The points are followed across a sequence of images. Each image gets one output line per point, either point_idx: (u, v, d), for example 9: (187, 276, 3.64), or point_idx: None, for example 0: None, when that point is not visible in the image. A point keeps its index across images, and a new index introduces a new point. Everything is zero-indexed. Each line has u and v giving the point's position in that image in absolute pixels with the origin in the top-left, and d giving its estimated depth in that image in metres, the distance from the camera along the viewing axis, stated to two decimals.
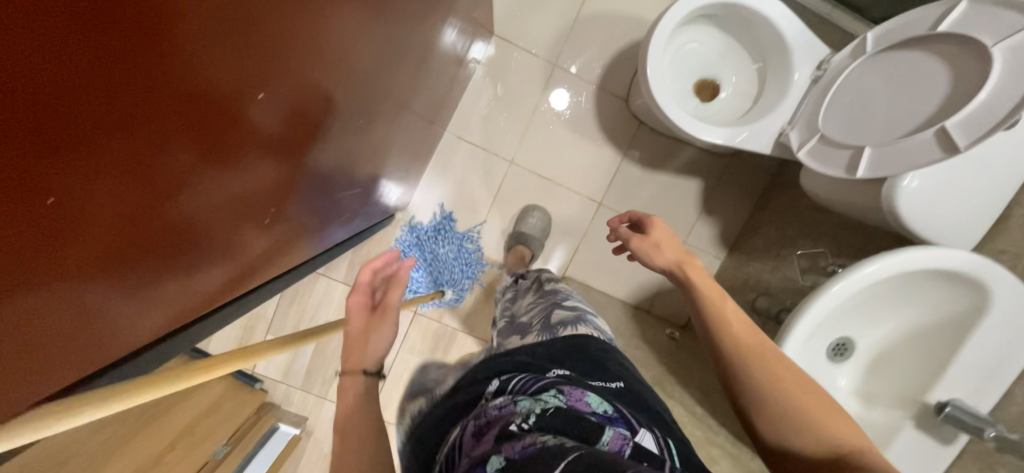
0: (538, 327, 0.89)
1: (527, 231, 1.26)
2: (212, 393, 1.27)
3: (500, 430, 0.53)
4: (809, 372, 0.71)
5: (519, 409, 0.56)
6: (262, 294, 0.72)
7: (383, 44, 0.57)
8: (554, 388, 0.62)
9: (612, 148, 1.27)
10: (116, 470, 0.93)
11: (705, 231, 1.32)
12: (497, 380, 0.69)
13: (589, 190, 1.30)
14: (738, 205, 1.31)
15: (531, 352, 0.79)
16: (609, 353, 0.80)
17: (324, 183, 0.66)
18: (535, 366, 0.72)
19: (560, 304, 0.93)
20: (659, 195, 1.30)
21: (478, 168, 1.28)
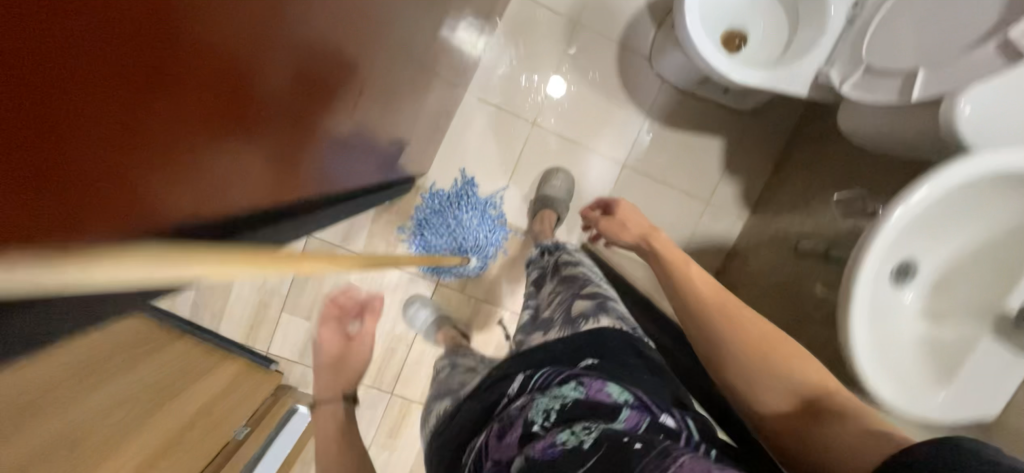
0: (560, 321, 0.81)
1: (552, 194, 1.22)
2: (225, 374, 1.20)
3: (521, 430, 0.54)
4: (879, 299, 0.69)
5: (536, 406, 0.56)
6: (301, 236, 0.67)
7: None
8: (575, 379, 0.59)
9: (634, 109, 1.26)
10: (133, 451, 0.86)
11: (727, 191, 1.32)
12: (521, 374, 0.67)
13: (613, 151, 1.28)
14: (760, 164, 1.31)
15: (550, 350, 0.72)
16: (635, 347, 0.72)
17: (347, 144, 0.61)
18: (565, 359, 0.69)
19: (581, 292, 0.84)
20: (682, 155, 1.29)
21: (500, 130, 1.24)
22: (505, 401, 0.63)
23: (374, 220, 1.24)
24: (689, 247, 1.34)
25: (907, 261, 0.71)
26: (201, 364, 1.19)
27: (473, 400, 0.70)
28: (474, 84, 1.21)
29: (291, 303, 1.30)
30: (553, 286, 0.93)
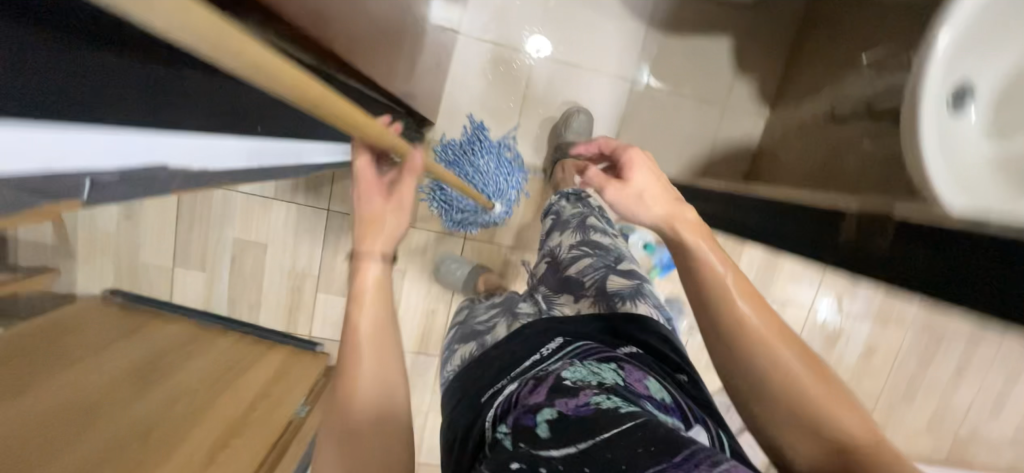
0: (593, 293, 0.81)
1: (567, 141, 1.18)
2: (275, 361, 1.20)
3: (555, 382, 0.57)
4: (943, 121, 0.65)
5: (572, 371, 0.60)
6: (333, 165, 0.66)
7: None
8: (615, 362, 0.65)
9: (634, 21, 1.21)
10: (189, 450, 0.87)
11: (744, 90, 1.27)
12: (558, 338, 0.71)
13: (619, 69, 1.23)
14: (774, 55, 1.25)
15: (591, 328, 0.75)
16: (667, 338, 0.75)
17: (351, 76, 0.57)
18: (602, 336, 0.73)
19: (615, 269, 0.86)
20: (691, 60, 1.24)
21: (500, 68, 1.21)
22: (536, 359, 0.67)
23: None
24: (714, 155, 1.29)
25: (962, 83, 0.67)
26: (249, 354, 1.19)
27: (502, 354, 0.71)
28: (466, 24, 1.17)
29: (324, 282, 1.28)
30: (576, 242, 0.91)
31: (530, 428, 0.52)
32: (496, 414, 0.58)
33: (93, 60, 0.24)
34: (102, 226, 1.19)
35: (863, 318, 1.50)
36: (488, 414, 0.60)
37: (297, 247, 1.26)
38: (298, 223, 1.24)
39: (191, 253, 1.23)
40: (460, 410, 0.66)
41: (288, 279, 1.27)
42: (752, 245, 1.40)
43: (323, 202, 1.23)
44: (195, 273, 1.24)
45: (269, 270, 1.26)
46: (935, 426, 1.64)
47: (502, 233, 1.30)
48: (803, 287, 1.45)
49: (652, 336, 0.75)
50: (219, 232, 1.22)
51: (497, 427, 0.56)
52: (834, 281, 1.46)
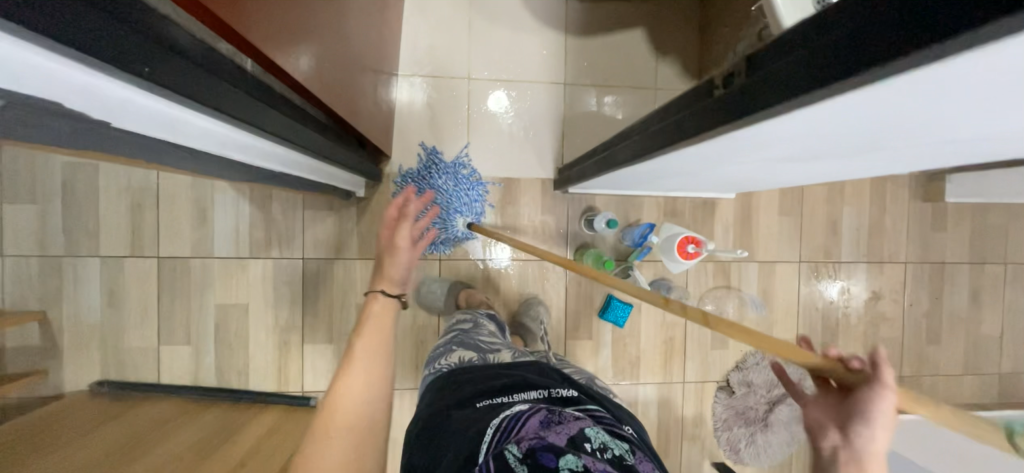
0: (583, 378, 1.01)
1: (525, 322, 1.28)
2: (268, 420, 1.18)
3: (576, 438, 0.71)
4: None
5: (593, 431, 0.74)
6: (271, 161, 0.75)
7: None
8: (628, 444, 0.77)
9: (552, 32, 1.33)
10: None
11: (668, 70, 1.37)
12: (572, 389, 0.88)
13: (549, 76, 1.34)
14: (685, 35, 1.36)
15: (588, 389, 0.94)
16: (644, 437, 0.90)
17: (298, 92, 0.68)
18: (609, 408, 0.88)
19: (597, 379, 1.05)
20: (612, 55, 1.35)
21: (442, 97, 1.31)
22: (551, 398, 0.84)
23: (359, 221, 1.28)
24: None
25: None
26: (240, 418, 1.17)
27: (516, 377, 0.89)
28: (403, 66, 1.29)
29: (309, 332, 1.28)
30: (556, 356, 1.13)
31: (551, 468, 0.63)
32: (496, 434, 0.72)
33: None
34: (85, 317, 1.21)
35: (857, 261, 1.47)
36: (492, 422, 0.75)
37: (278, 301, 1.27)
38: (275, 277, 1.26)
39: (176, 328, 1.25)
40: (459, 413, 0.81)
41: (274, 336, 1.27)
42: (722, 211, 1.41)
43: (296, 253, 1.27)
44: (181, 348, 1.25)
45: (254, 330, 1.26)
46: (974, 361, 1.53)
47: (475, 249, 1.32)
48: (785, 242, 1.44)
49: (633, 425, 0.93)
50: (202, 301, 1.25)
51: (504, 448, 0.68)
52: (814, 230, 1.45)
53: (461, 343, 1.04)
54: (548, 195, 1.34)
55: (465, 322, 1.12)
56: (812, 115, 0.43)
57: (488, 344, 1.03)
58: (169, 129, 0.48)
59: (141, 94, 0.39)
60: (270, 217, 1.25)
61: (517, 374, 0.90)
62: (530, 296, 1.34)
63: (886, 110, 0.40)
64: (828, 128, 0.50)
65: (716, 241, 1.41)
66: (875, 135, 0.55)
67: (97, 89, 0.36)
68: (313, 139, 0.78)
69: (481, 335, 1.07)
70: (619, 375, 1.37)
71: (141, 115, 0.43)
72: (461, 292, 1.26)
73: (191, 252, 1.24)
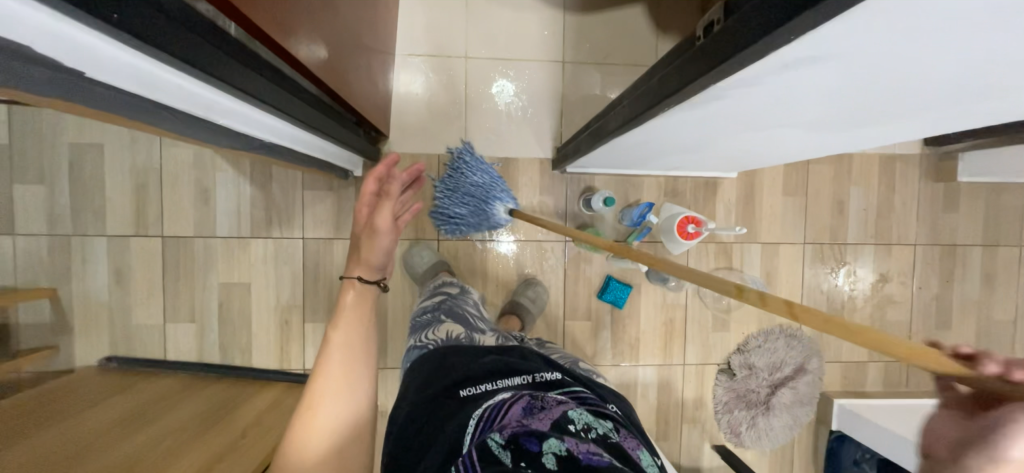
0: (568, 361, 1.02)
1: (521, 302, 1.28)
2: (270, 395, 1.21)
3: (559, 421, 0.71)
4: None
5: (576, 412, 0.74)
6: (260, 129, 0.75)
7: None
8: (613, 422, 0.78)
9: (551, 9, 1.31)
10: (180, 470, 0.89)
11: (668, 47, 1.34)
12: (556, 371, 0.87)
13: (548, 54, 1.32)
14: (688, 9, 1.34)
15: (574, 371, 0.93)
16: (631, 413, 0.91)
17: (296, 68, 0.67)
18: (595, 389, 0.88)
19: (581, 360, 1.07)
20: (611, 31, 1.33)
21: (440, 76, 1.30)
22: (535, 382, 0.83)
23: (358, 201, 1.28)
24: None
25: None
26: (242, 393, 1.19)
27: (499, 361, 0.88)
28: (401, 44, 1.29)
29: (309, 310, 1.30)
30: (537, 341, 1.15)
31: (535, 453, 0.66)
32: (479, 425, 0.72)
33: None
34: (94, 295, 1.24)
35: (865, 242, 1.43)
36: (474, 412, 0.75)
37: (278, 280, 1.29)
38: (276, 256, 1.28)
39: (180, 306, 1.27)
40: (442, 401, 0.79)
41: (275, 315, 1.29)
42: (724, 190, 1.38)
43: (296, 232, 1.28)
44: (186, 326, 1.28)
45: (256, 309, 1.29)
46: (986, 345, 1.49)
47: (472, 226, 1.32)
48: (789, 223, 1.41)
49: (620, 402, 0.93)
50: (205, 279, 1.27)
51: (487, 437, 0.70)
52: (820, 210, 1.42)
53: (451, 316, 1.04)
54: (546, 175, 1.33)
55: (450, 286, 1.16)
56: (803, 56, 0.40)
57: (473, 327, 1.03)
58: (149, 84, 0.49)
59: (116, 45, 0.40)
60: (270, 197, 1.27)
61: (501, 359, 0.89)
62: (528, 277, 1.33)
63: (887, 47, 0.37)
64: (827, 79, 0.47)
65: (718, 221, 1.39)
66: (878, 91, 0.52)
67: (69, 36, 0.37)
68: (302, 109, 0.78)
69: (467, 319, 1.06)
70: (618, 356, 1.37)
71: (118, 67, 0.44)
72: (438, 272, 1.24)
73: (195, 231, 1.26)
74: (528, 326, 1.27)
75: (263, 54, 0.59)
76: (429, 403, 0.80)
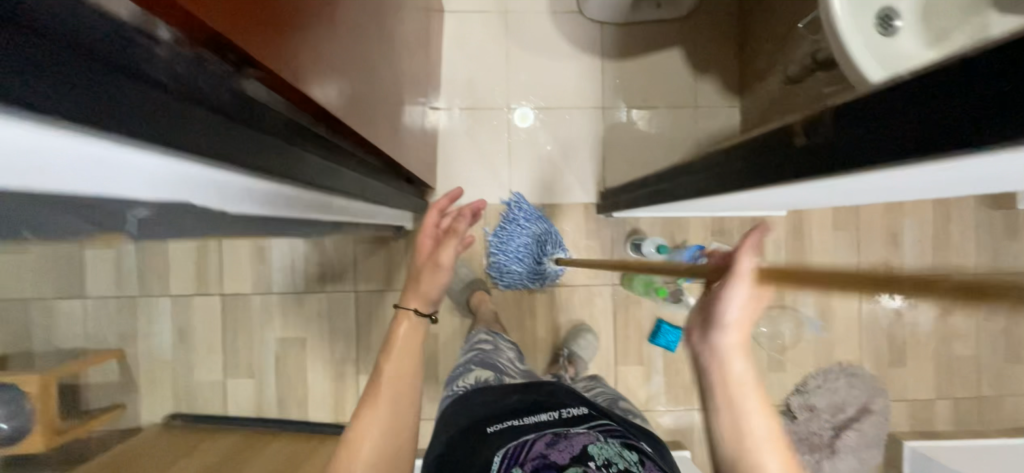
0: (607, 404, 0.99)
1: (575, 351, 1.27)
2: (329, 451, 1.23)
3: (579, 456, 0.72)
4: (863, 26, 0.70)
5: (598, 447, 0.74)
6: (339, 213, 0.77)
7: None
8: (639, 454, 0.77)
9: (589, 57, 1.33)
10: None
11: (709, 88, 1.35)
12: (584, 406, 0.86)
13: (588, 100, 1.34)
14: (726, 51, 1.34)
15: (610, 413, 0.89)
16: (665, 452, 0.87)
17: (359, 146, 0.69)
18: (629, 428, 0.85)
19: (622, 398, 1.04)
20: (650, 75, 1.34)
21: (482, 129, 1.33)
22: (561, 415, 0.82)
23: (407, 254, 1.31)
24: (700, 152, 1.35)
25: (887, 8, 0.71)
26: (302, 450, 1.22)
27: (525, 396, 0.87)
28: (445, 100, 1.32)
29: (362, 362, 1.31)
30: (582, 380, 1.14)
31: None
32: (502, 462, 0.73)
33: (165, 110, 0.24)
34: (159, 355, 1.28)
35: None
36: (498, 450, 0.76)
37: (332, 334, 1.31)
38: (329, 311, 1.31)
39: (239, 362, 1.31)
40: (466, 439, 0.81)
41: (330, 368, 1.31)
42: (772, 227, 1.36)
43: (349, 286, 1.31)
44: (245, 381, 1.31)
45: (311, 364, 1.31)
46: None
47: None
48: (841, 258, 1.38)
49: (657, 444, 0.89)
50: (262, 335, 1.31)
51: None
52: (873, 242, 1.39)
53: (480, 364, 1.01)
54: (591, 220, 1.33)
55: (484, 342, 1.10)
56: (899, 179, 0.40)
57: (507, 369, 1.01)
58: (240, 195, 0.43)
59: (243, 178, 0.37)
60: (323, 252, 1.30)
61: (528, 397, 0.87)
62: (578, 323, 1.33)
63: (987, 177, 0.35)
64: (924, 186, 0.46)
65: (768, 259, 1.36)
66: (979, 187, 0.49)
67: (216, 181, 0.35)
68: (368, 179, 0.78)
69: (501, 358, 1.05)
70: (672, 400, 1.34)
71: (242, 194, 0.42)
72: (475, 292, 1.28)
73: (251, 288, 1.30)
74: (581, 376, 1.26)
75: (322, 132, 0.53)
76: (458, 440, 0.81)
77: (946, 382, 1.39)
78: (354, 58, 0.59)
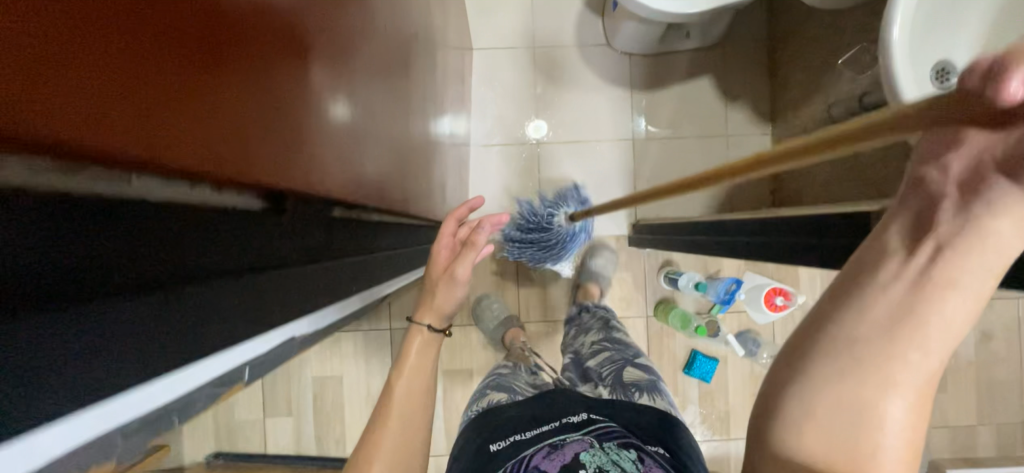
0: (610, 383, 0.93)
1: (595, 271, 1.29)
2: None
3: (570, 465, 0.71)
4: (919, 87, 0.70)
5: (589, 455, 0.72)
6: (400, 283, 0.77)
7: (405, 62, 0.64)
8: (637, 453, 0.73)
9: (618, 89, 1.33)
10: None
11: (739, 116, 1.34)
12: (583, 411, 0.82)
13: (618, 132, 1.34)
14: (756, 78, 1.33)
15: (609, 406, 0.84)
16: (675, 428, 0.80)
17: (407, 220, 0.68)
18: (630, 428, 0.80)
19: (633, 363, 0.97)
20: (680, 105, 1.34)
21: (513, 164, 1.33)
22: (560, 424, 0.79)
23: None
24: (732, 182, 1.35)
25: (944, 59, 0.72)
26: None
27: (525, 408, 0.86)
28: (476, 136, 1.33)
29: None
30: (593, 338, 1.08)
31: None
32: None
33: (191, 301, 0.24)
34: None
35: None
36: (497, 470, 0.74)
37: (369, 371, 1.32)
38: (366, 349, 1.32)
39: (278, 401, 1.33)
40: (471, 456, 0.79)
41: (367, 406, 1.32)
42: None
43: (384, 324, 1.32)
44: (284, 420, 1.33)
45: (348, 402, 1.32)
46: None
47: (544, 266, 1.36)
48: None
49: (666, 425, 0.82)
50: (300, 375, 1.32)
51: None
52: None
53: (495, 387, 0.97)
54: (624, 252, 1.33)
55: (502, 366, 1.08)
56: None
57: (524, 388, 0.96)
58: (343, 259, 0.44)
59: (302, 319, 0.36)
60: None
61: (527, 410, 0.85)
62: None
63: None
64: None
65: (804, 287, 1.35)
66: None
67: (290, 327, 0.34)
68: (405, 262, 0.70)
69: (518, 379, 1.01)
70: (709, 431, 1.33)
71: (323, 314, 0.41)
72: (509, 330, 1.26)
73: None
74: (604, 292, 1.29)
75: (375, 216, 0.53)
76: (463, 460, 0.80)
77: (988, 406, 1.37)
78: (388, 125, 0.54)
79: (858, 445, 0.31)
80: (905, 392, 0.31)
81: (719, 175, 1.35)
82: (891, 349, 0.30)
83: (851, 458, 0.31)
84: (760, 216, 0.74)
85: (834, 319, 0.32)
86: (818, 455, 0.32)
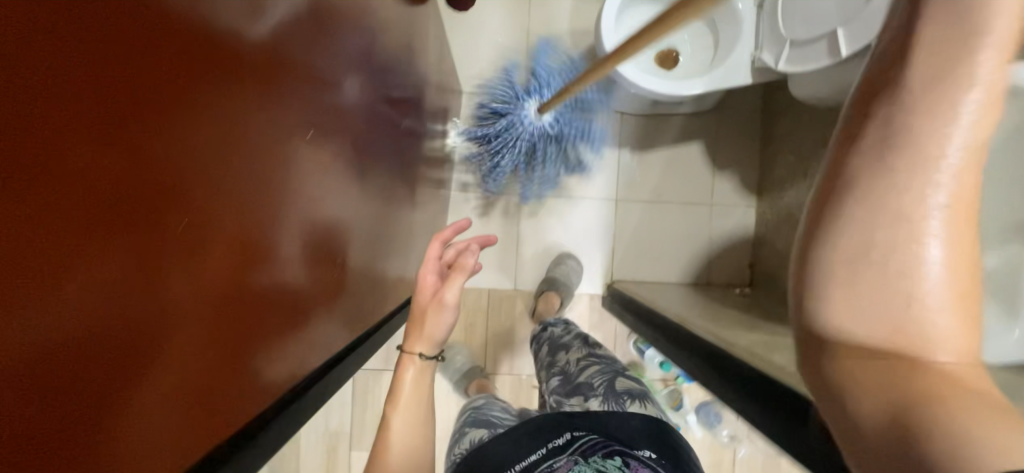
0: (603, 393, 0.85)
1: (558, 277, 1.26)
2: None
3: None
4: None
5: None
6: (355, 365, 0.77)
7: (372, 161, 0.63)
8: (625, 462, 0.69)
9: (606, 147, 1.32)
10: None
11: (726, 186, 1.33)
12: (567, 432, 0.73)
13: (602, 191, 1.32)
14: (746, 151, 1.32)
15: (603, 422, 0.75)
16: (668, 434, 0.77)
17: (361, 314, 0.67)
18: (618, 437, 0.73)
19: (623, 372, 0.90)
20: (667, 169, 1.32)
21: (494, 214, 1.33)
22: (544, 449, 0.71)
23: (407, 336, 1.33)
24: (712, 253, 1.34)
25: None
26: None
27: (502, 439, 0.74)
28: (458, 182, 1.31)
29: (357, 439, 1.30)
30: (578, 353, 0.98)
31: None
32: None
33: None
34: None
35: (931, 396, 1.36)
36: None
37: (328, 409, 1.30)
38: None
39: None
40: None
41: (324, 443, 1.28)
42: None
43: None
44: None
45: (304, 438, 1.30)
46: None
47: (516, 317, 1.34)
48: None
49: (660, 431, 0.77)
50: None
51: None
52: None
53: (476, 424, 0.87)
54: (596, 311, 1.32)
55: (477, 400, 0.98)
56: None
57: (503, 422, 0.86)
58: (343, 207, 0.53)
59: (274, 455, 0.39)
60: None
61: (506, 441, 0.74)
62: None
63: None
64: None
65: None
66: None
67: None
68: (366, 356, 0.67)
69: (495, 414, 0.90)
70: None
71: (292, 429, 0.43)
72: (473, 382, 1.25)
73: None
74: (566, 299, 1.25)
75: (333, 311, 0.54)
76: None
77: None
78: (339, 245, 0.54)
79: (911, 314, 0.33)
80: (935, 239, 0.33)
81: (700, 244, 1.34)
82: (898, 174, 0.33)
83: (898, 309, 0.34)
84: (713, 333, 0.75)
85: (845, 213, 0.34)
86: (875, 334, 0.34)
